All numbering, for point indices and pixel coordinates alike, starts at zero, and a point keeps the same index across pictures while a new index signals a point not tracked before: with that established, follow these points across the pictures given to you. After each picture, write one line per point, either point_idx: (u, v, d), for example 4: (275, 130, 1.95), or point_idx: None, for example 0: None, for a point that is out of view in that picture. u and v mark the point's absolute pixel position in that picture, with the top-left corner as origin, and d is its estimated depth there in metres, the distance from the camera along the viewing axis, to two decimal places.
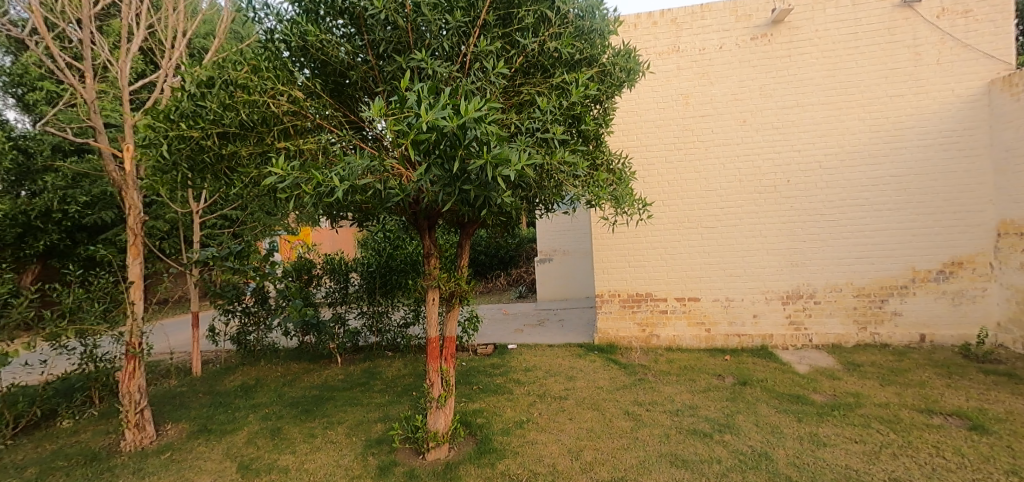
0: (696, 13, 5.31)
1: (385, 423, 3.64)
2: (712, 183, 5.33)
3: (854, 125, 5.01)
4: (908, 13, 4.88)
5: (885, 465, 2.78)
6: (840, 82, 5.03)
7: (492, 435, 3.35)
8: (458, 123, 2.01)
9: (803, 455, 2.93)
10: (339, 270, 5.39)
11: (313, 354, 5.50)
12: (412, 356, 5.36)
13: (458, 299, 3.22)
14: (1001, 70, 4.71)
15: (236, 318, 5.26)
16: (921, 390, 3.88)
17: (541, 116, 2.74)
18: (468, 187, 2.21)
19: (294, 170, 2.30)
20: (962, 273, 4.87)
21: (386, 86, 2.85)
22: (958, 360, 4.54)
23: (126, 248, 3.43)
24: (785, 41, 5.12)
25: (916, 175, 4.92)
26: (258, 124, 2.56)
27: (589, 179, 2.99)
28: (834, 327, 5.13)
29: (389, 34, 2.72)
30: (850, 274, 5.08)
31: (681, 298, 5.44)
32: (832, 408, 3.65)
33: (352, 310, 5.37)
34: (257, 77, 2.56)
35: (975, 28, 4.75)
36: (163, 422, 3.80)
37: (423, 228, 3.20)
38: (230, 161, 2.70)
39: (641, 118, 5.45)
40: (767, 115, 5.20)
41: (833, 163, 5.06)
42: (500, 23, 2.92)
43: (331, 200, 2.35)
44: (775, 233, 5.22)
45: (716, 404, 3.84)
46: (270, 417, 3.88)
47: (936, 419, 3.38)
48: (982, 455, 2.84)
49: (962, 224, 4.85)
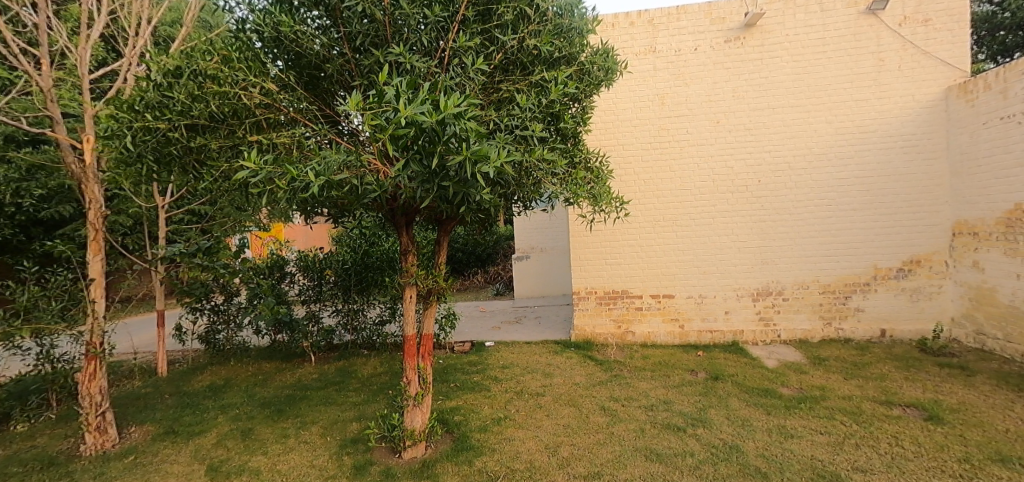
0: (672, 15, 5.39)
1: (361, 422, 3.59)
2: (686, 183, 5.43)
3: (821, 127, 5.18)
4: (873, 20, 5.05)
5: (849, 456, 2.90)
6: (809, 86, 5.19)
7: (469, 432, 3.35)
8: (437, 118, 2.03)
9: (771, 447, 3.04)
10: (313, 267, 5.20)
11: (286, 353, 5.37)
12: (388, 355, 5.29)
13: (436, 296, 3.25)
14: (958, 77, 4.93)
15: (204, 316, 5.10)
16: (882, 383, 4.04)
17: (521, 114, 2.78)
18: (447, 183, 2.23)
19: (267, 165, 2.26)
20: (920, 271, 5.10)
21: (363, 80, 2.82)
22: (916, 353, 4.75)
23: (85, 244, 3.27)
24: (757, 44, 5.25)
25: (878, 176, 5.12)
26: (228, 116, 2.50)
27: (567, 178, 3.05)
28: (802, 323, 5.31)
29: (366, 27, 2.70)
30: (817, 272, 5.26)
31: (656, 295, 5.53)
32: (798, 401, 3.77)
33: (326, 308, 5.27)
34: (227, 67, 2.49)
35: (934, 36, 4.95)
36: (126, 424, 3.66)
37: (400, 225, 3.16)
38: (199, 154, 2.64)
39: (618, 117, 5.50)
40: (740, 115, 5.32)
41: (802, 165, 5.23)
42: (480, 19, 2.90)
43: (306, 196, 2.32)
44: (747, 232, 5.35)
45: (689, 398, 3.92)
46: (240, 418, 3.78)
47: (896, 411, 3.54)
48: (937, 444, 3.00)
49: (920, 224, 5.08)
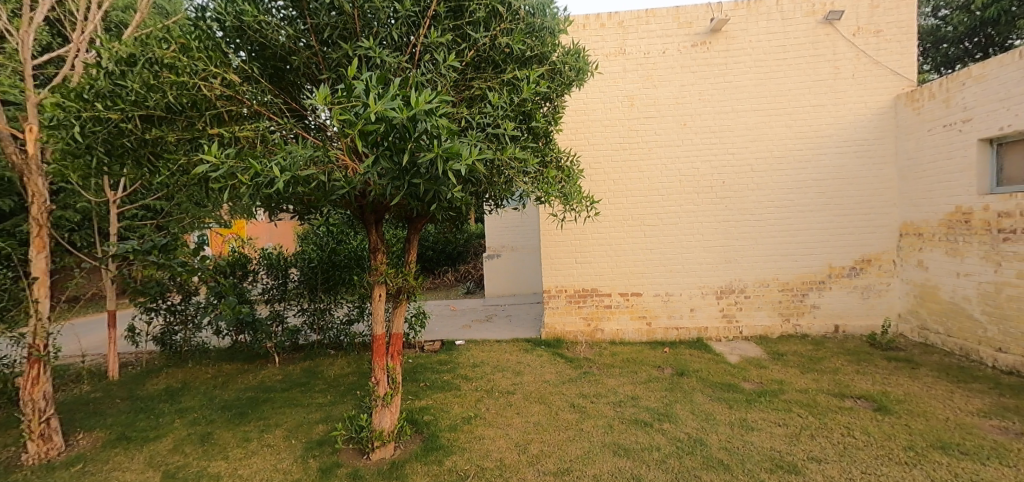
0: (641, 18, 5.48)
1: (328, 423, 3.51)
2: (655, 183, 5.54)
3: (782, 131, 5.38)
4: (829, 30, 5.27)
5: (805, 446, 3.03)
6: (771, 91, 5.38)
7: (439, 432, 3.33)
8: (408, 115, 2.00)
9: (734, 440, 3.14)
10: (278, 265, 5.06)
11: (248, 354, 5.21)
12: (356, 355, 5.19)
13: (406, 294, 3.20)
14: (905, 87, 5.22)
15: (160, 316, 4.89)
16: (835, 376, 4.24)
17: (492, 112, 2.78)
18: (417, 181, 2.21)
19: (228, 159, 2.19)
20: (870, 270, 5.37)
21: (331, 74, 2.76)
22: (866, 348, 5.01)
23: (28, 240, 3.07)
24: (722, 49, 5.41)
25: (833, 179, 5.35)
26: (187, 107, 2.39)
27: (538, 176, 3.06)
28: (762, 319, 5.51)
29: (334, 20, 2.64)
30: (776, 270, 5.47)
31: (624, 293, 5.63)
32: (759, 394, 3.92)
33: (291, 307, 5.10)
34: (185, 56, 2.38)
35: (885, 46, 5.21)
36: (74, 431, 3.46)
37: (369, 223, 3.10)
38: (155, 147, 2.53)
39: (588, 117, 5.57)
40: (706, 118, 5.47)
41: (765, 167, 5.42)
42: (451, 15, 2.87)
43: (271, 192, 2.25)
44: (713, 231, 5.51)
45: (656, 394, 4.01)
46: (199, 422, 3.63)
47: (848, 402, 3.72)
48: (885, 433, 3.17)
49: (871, 225, 5.34)
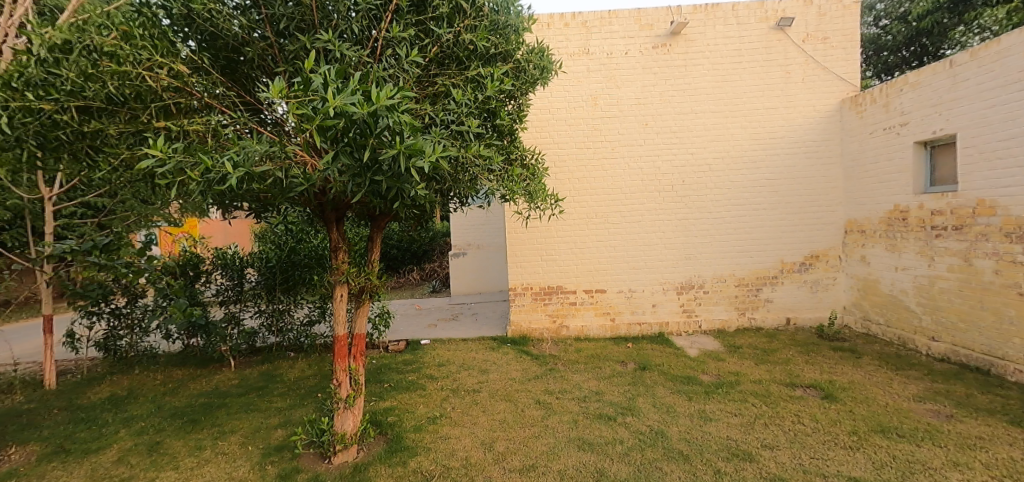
0: (604, 19, 5.56)
1: (287, 428, 3.41)
2: (619, 182, 5.64)
3: (739, 133, 5.58)
4: (781, 36, 5.51)
5: (758, 434, 3.17)
6: (728, 93, 5.57)
7: (403, 433, 3.28)
8: (369, 110, 1.94)
9: (693, 430, 3.24)
10: (233, 265, 4.85)
11: (201, 358, 4.98)
12: (317, 356, 5.06)
13: (369, 294, 3.14)
14: (849, 92, 5.51)
15: (103, 321, 4.63)
16: (787, 367, 4.45)
17: (456, 109, 2.75)
18: (380, 178, 2.16)
19: (177, 153, 2.07)
20: (818, 265, 5.65)
21: (287, 66, 2.66)
22: (815, 339, 5.28)
23: None
24: (681, 52, 5.56)
25: (786, 179, 5.60)
26: (130, 99, 2.25)
27: (503, 175, 3.06)
28: (720, 314, 5.72)
29: (290, 10, 2.55)
30: (733, 266, 5.68)
31: (589, 290, 5.71)
32: (717, 386, 4.06)
33: (248, 309, 4.92)
34: (128, 44, 2.23)
35: (831, 53, 5.49)
36: (5, 445, 3.21)
37: (330, 220, 3.02)
38: (94, 140, 2.38)
39: (553, 116, 5.61)
40: (666, 119, 5.61)
41: (723, 167, 5.61)
42: (414, 10, 2.83)
43: (223, 188, 2.16)
44: (675, 229, 5.67)
45: (619, 388, 4.10)
46: (147, 431, 3.45)
47: (798, 391, 3.91)
48: (832, 420, 3.35)
49: (820, 223, 5.62)
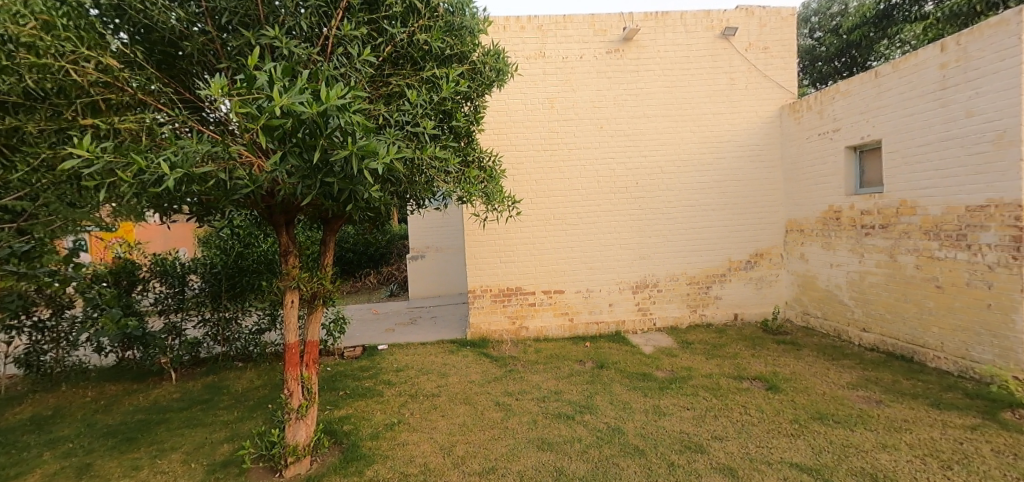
0: (559, 23, 5.65)
1: (234, 442, 3.25)
2: (577, 184, 5.74)
3: (690, 136, 5.80)
4: (726, 44, 5.77)
5: (709, 427, 3.30)
6: (678, 99, 5.78)
7: (359, 441, 3.19)
8: (318, 109, 1.89)
9: (648, 426, 3.34)
10: (174, 272, 4.61)
11: (138, 372, 4.66)
12: (267, 365, 4.87)
13: (321, 300, 3.04)
14: (789, 99, 5.85)
15: (23, 336, 4.24)
16: (735, 361, 4.66)
17: (411, 110, 2.71)
18: (331, 179, 2.10)
19: (105, 153, 1.93)
20: (763, 263, 5.96)
21: (230, 63, 2.53)
22: (760, 333, 5.56)
23: None
24: (634, 57, 5.73)
25: (733, 181, 5.87)
26: (52, 94, 2.12)
27: (460, 176, 3.05)
28: (673, 311, 5.92)
29: (233, 4, 2.42)
30: (685, 265, 5.89)
31: (548, 290, 5.77)
32: (670, 381, 4.19)
33: (191, 318, 4.65)
34: (48, 35, 2.05)
35: (772, 62, 5.80)
36: None
37: (279, 224, 2.91)
38: (12, 138, 2.24)
39: (511, 118, 5.63)
40: (620, 122, 5.75)
41: (676, 169, 5.81)
42: (366, 8, 2.75)
43: (159, 191, 2.03)
44: (632, 229, 5.82)
45: (577, 387, 4.16)
46: (76, 452, 3.19)
47: (745, 384, 4.10)
48: (776, 410, 3.53)
49: (764, 223, 5.93)
